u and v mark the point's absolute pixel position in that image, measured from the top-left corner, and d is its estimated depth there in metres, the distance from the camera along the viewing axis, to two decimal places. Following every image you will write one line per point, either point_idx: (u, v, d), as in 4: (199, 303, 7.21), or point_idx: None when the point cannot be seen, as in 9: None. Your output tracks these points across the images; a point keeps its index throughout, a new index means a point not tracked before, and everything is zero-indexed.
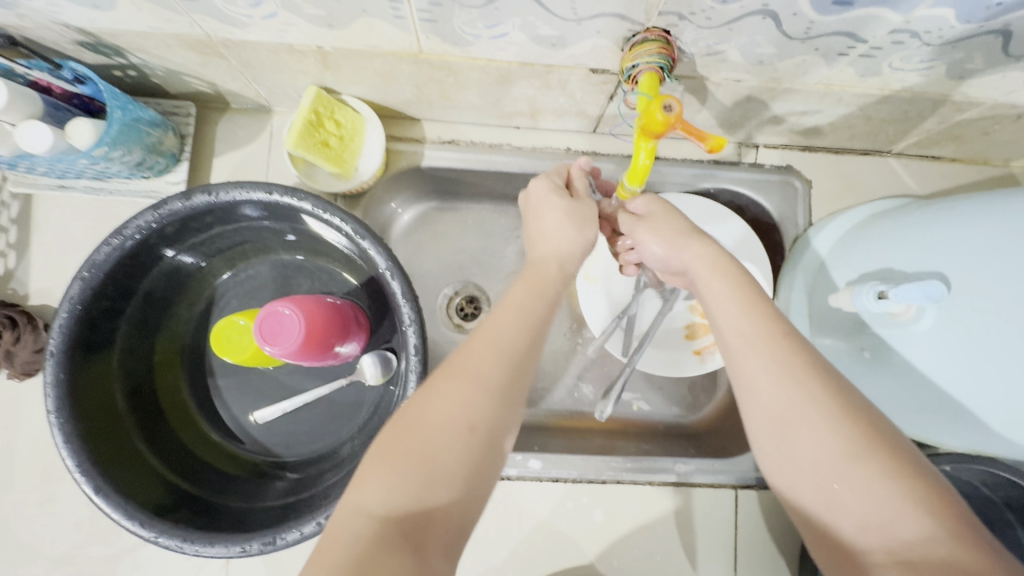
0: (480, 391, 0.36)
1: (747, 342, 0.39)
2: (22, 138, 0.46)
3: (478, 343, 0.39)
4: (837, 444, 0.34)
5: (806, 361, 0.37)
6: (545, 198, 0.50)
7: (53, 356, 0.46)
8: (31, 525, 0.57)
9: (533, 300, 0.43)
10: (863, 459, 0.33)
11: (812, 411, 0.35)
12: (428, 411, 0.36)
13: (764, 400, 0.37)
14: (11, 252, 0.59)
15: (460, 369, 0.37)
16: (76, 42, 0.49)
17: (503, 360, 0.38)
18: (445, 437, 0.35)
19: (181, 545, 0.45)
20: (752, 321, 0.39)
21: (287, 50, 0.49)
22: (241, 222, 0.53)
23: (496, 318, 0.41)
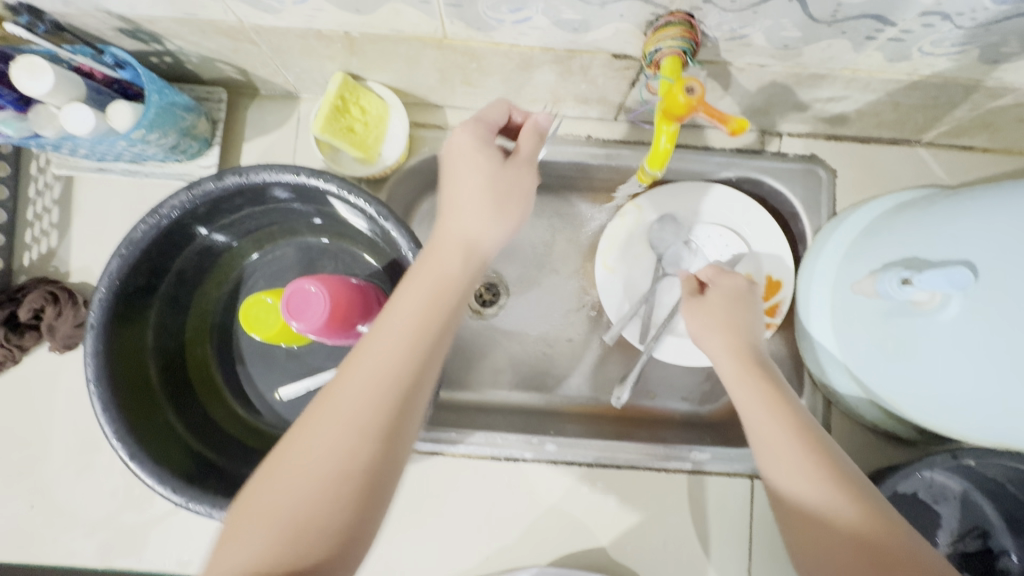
0: (376, 388, 0.38)
1: (777, 440, 0.45)
2: (67, 119, 0.48)
3: (373, 331, 0.41)
4: (861, 553, 0.39)
5: (832, 469, 0.43)
6: (470, 156, 0.48)
7: (93, 328, 0.48)
8: (69, 492, 0.60)
9: (431, 296, 0.42)
10: (884, 569, 0.38)
11: (828, 509, 0.41)
12: (316, 421, 0.38)
13: (797, 502, 0.43)
14: (53, 232, 0.62)
15: (355, 359, 0.40)
16: (117, 28, 0.51)
17: (395, 353, 0.40)
18: (326, 446, 0.37)
19: (210, 511, 0.47)
20: (779, 423, 0.45)
21: (315, 35, 0.51)
22: (270, 204, 0.55)
23: (394, 301, 0.42)
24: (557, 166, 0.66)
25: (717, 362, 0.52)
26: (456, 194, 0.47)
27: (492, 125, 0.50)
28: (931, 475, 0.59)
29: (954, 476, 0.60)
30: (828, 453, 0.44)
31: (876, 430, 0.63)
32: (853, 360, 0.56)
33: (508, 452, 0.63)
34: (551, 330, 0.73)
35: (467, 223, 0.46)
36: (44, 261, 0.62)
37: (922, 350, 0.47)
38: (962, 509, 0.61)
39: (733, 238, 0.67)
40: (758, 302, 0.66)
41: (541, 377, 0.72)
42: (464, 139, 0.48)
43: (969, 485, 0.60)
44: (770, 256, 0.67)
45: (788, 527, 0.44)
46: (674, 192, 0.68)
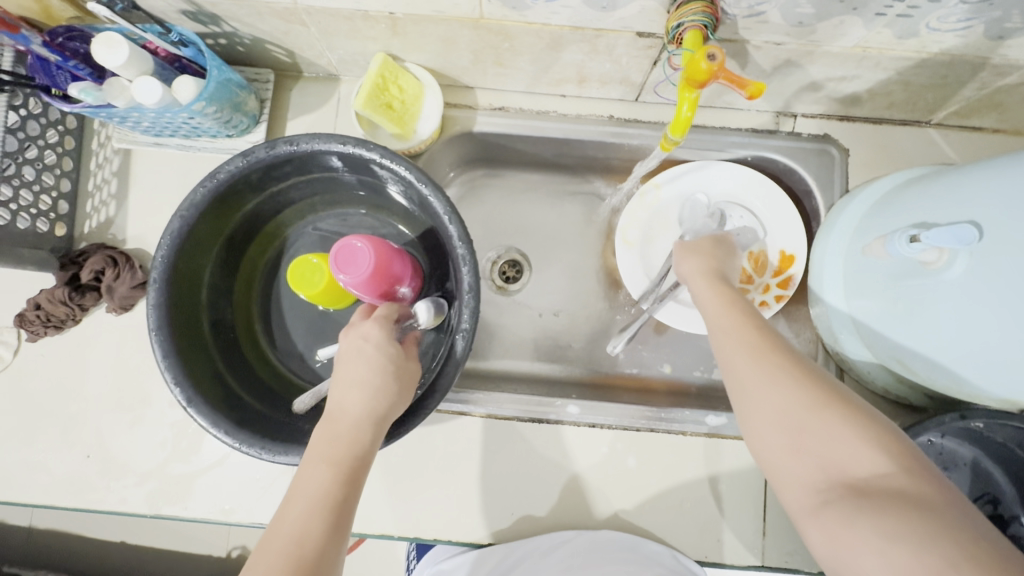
0: (308, 528, 0.39)
1: (725, 325, 0.47)
2: (136, 91, 0.52)
3: (294, 491, 0.41)
4: (801, 397, 0.40)
5: (772, 340, 0.44)
6: (363, 355, 0.48)
7: (156, 282, 0.53)
8: (122, 443, 0.65)
9: (376, 368, 0.47)
10: (824, 409, 0.39)
11: (778, 375, 0.41)
12: (288, 504, 0.41)
13: (738, 368, 0.43)
14: (112, 202, 0.67)
15: (288, 510, 0.40)
16: (181, 10, 0.56)
17: (327, 489, 0.41)
18: (298, 525, 0.39)
19: (259, 452, 0.51)
20: (726, 308, 0.48)
21: (362, 16, 0.55)
22: (315, 173, 0.59)
23: (313, 446, 0.44)
24: (580, 145, 0.70)
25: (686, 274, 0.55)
26: (364, 376, 0.47)
27: (389, 317, 0.52)
28: (942, 440, 0.62)
29: (965, 442, 0.62)
30: (769, 330, 0.45)
31: (889, 397, 0.65)
32: (867, 324, 0.58)
33: (534, 410, 0.66)
34: (572, 303, 0.76)
35: (353, 374, 0.47)
36: (103, 228, 0.67)
37: (930, 307, 0.49)
38: (973, 477, 0.63)
39: (749, 216, 0.70)
40: (772, 275, 0.69)
41: (561, 349, 0.75)
42: (367, 329, 0.50)
43: (979, 452, 0.63)
44: (785, 232, 0.70)
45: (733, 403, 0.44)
46: (692, 171, 0.71)
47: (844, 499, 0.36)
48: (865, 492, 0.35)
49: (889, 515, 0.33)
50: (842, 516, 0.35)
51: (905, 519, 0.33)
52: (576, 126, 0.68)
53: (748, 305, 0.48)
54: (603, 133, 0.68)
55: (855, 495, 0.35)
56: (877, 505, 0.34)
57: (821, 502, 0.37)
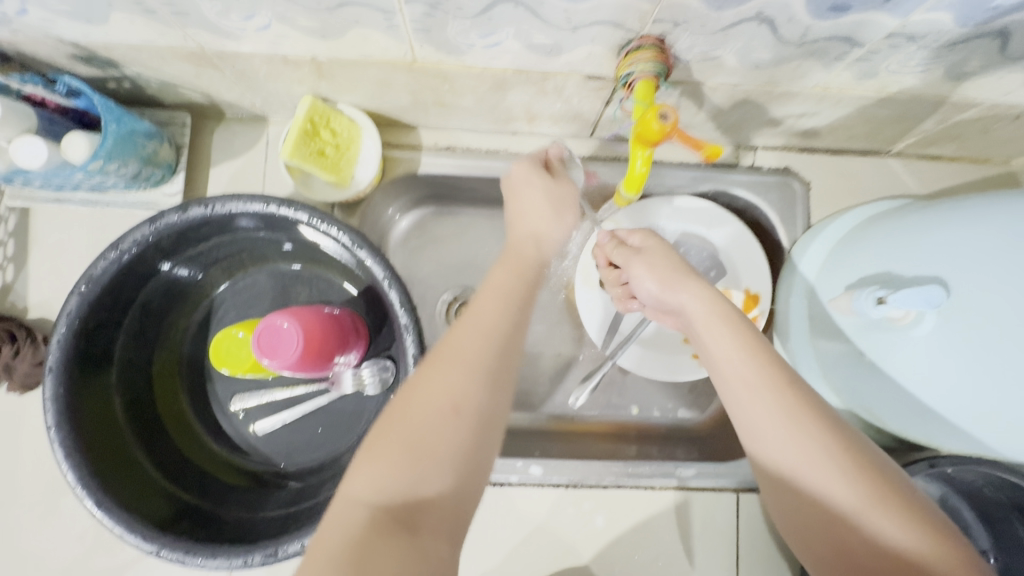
0: (459, 372, 0.38)
1: (754, 388, 0.40)
2: (17, 153, 0.46)
3: (447, 340, 0.40)
4: (850, 496, 0.36)
5: (812, 407, 0.39)
6: (528, 186, 0.52)
7: (52, 371, 0.46)
8: (34, 539, 0.57)
9: (515, 281, 0.45)
10: (876, 509, 0.35)
11: (825, 463, 0.37)
12: (413, 394, 0.37)
13: (780, 450, 0.38)
14: (9, 266, 0.60)
15: (446, 351, 0.39)
16: (70, 55, 0.49)
17: (483, 343, 0.40)
18: (432, 417, 0.36)
19: (183, 558, 0.45)
20: (755, 365, 0.40)
21: (280, 60, 0.49)
22: (238, 233, 0.53)
23: (476, 306, 0.42)
24: None
25: (681, 304, 0.45)
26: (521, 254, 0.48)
27: (539, 157, 0.54)
28: (912, 480, 0.60)
29: (934, 481, 0.61)
30: (808, 394, 0.39)
31: None
32: (836, 370, 0.55)
33: (493, 477, 0.62)
34: (533, 348, 0.72)
35: (533, 223, 0.51)
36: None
37: (897, 364, 0.47)
38: (940, 514, 0.62)
39: (711, 255, 0.68)
40: None
41: (524, 397, 0.71)
42: (525, 171, 0.53)
43: (947, 489, 0.62)
44: (749, 269, 0.67)
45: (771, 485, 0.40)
46: (653, 207, 0.68)
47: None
48: None
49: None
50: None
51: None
52: None
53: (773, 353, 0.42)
54: None
55: None
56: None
57: None
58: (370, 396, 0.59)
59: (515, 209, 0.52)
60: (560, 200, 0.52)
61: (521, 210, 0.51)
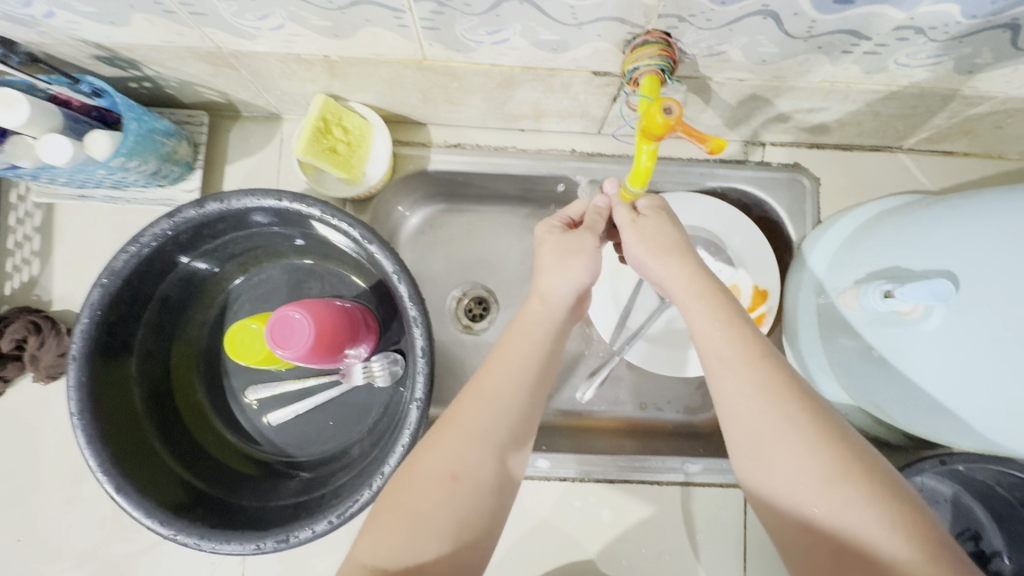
0: (461, 439, 0.40)
1: (725, 363, 0.41)
2: (43, 151, 0.47)
3: (453, 407, 0.42)
4: (814, 468, 0.36)
5: (783, 379, 0.39)
6: (554, 244, 0.50)
7: (75, 360, 0.48)
8: (56, 524, 0.59)
9: (531, 344, 0.45)
10: (840, 485, 0.35)
11: (790, 434, 0.37)
12: (415, 462, 0.40)
13: (745, 424, 0.39)
14: (35, 260, 0.62)
15: (451, 420, 0.41)
16: (94, 56, 0.51)
17: (488, 409, 0.41)
18: (428, 486, 0.38)
19: (198, 543, 0.47)
20: (727, 341, 0.41)
21: (294, 59, 0.51)
22: (252, 229, 0.55)
23: (483, 371, 0.44)
24: (542, 180, 0.67)
25: (665, 275, 0.48)
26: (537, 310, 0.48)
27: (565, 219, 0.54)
28: (921, 478, 0.60)
29: (945, 479, 0.61)
30: (788, 375, 0.40)
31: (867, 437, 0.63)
32: (844, 368, 0.55)
33: None
34: None
35: (552, 281, 0.49)
36: (26, 289, 0.61)
37: (906, 359, 0.47)
38: (954, 513, 0.62)
39: (719, 251, 0.68)
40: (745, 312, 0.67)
41: None
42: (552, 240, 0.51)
43: (959, 487, 0.61)
44: (758, 266, 0.67)
45: (740, 467, 0.40)
46: (660, 203, 0.68)
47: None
48: None
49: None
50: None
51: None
52: (536, 163, 0.64)
53: (751, 327, 0.43)
54: (565, 168, 0.64)
55: None
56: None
57: None
58: (379, 389, 0.60)
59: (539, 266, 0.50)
60: (578, 248, 0.49)
61: (545, 265, 0.50)
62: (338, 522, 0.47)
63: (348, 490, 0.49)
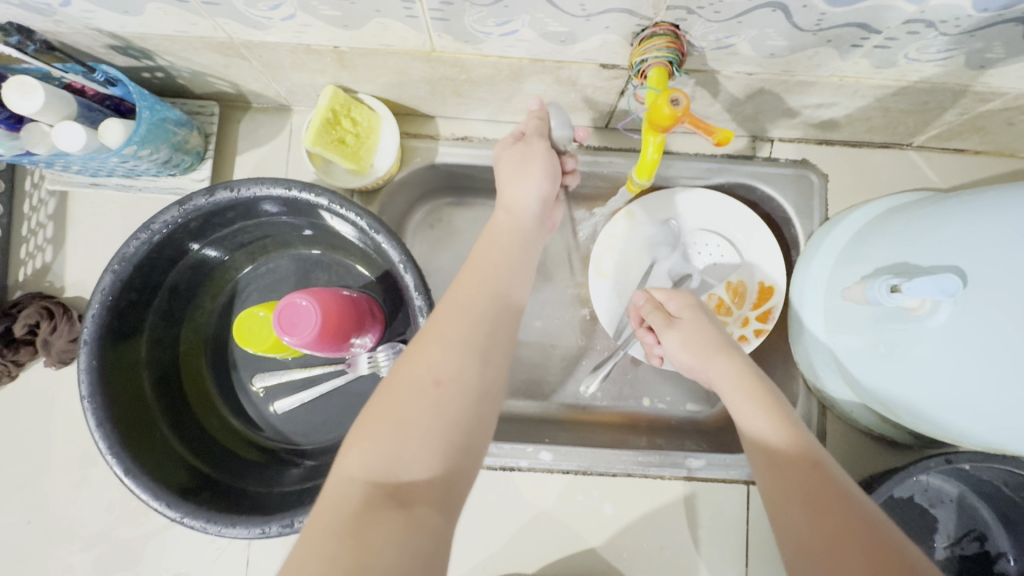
0: (442, 347, 0.40)
1: (765, 437, 0.42)
2: (58, 138, 0.48)
3: (431, 320, 0.42)
4: (859, 555, 0.35)
5: (816, 453, 0.41)
6: (515, 157, 0.52)
7: (86, 344, 0.48)
8: (66, 507, 0.60)
9: (498, 260, 0.47)
10: (887, 575, 0.34)
11: (832, 513, 0.37)
12: (398, 373, 0.40)
13: (790, 500, 0.39)
14: (48, 248, 0.63)
15: (429, 330, 0.41)
16: (108, 45, 0.51)
17: (464, 318, 0.42)
18: (414, 395, 0.38)
19: (205, 526, 0.47)
20: (747, 399, 0.45)
21: (304, 50, 0.51)
22: (262, 218, 0.55)
23: (455, 287, 0.45)
24: None
25: (710, 376, 0.49)
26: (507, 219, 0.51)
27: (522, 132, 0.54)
28: (926, 477, 0.60)
29: (951, 478, 0.61)
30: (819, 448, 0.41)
31: (871, 433, 0.63)
32: (849, 366, 0.55)
33: (503, 461, 0.63)
34: (546, 338, 0.73)
35: (513, 191, 0.52)
36: (39, 276, 0.62)
37: (912, 355, 0.47)
38: (959, 513, 0.62)
39: (723, 248, 0.68)
40: (750, 308, 0.67)
41: (536, 385, 0.72)
42: (511, 156, 0.53)
43: (965, 487, 0.61)
44: (764, 262, 0.67)
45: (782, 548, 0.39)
46: (666, 198, 0.68)
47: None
48: None
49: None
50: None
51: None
52: None
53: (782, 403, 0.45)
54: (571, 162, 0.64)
55: None
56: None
57: None
58: (384, 379, 0.61)
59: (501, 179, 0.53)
60: (531, 157, 0.52)
61: (504, 176, 0.53)
62: None
63: None
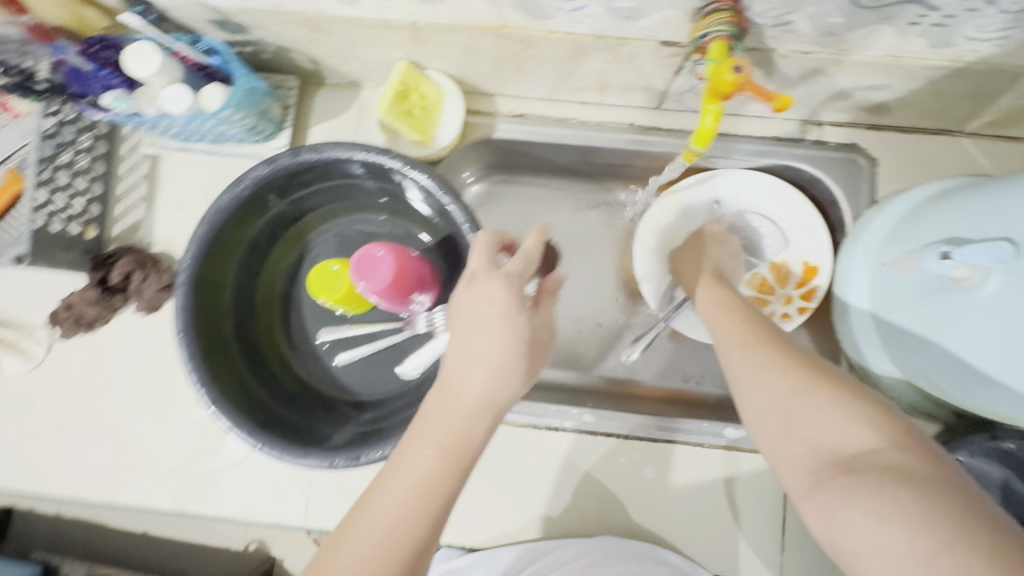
0: (401, 508, 0.37)
1: (717, 313, 0.50)
2: (165, 101, 0.54)
3: (396, 461, 0.40)
4: (785, 383, 0.40)
5: (751, 317, 0.48)
6: (479, 306, 0.45)
7: (182, 286, 0.54)
8: (147, 442, 0.66)
9: (485, 384, 0.42)
10: (807, 394, 0.39)
11: (755, 354, 0.44)
12: (356, 528, 0.37)
13: (727, 352, 0.46)
14: (140, 206, 0.69)
15: (386, 483, 0.39)
16: (209, 20, 0.57)
17: (429, 469, 0.39)
18: (362, 554, 0.36)
19: (280, 456, 0.52)
20: (721, 309, 0.50)
21: (385, 25, 0.56)
22: (337, 180, 0.60)
23: (422, 425, 0.41)
24: (600, 151, 0.70)
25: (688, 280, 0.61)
26: (489, 352, 0.43)
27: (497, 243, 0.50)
28: (969, 458, 0.59)
29: (995, 462, 0.59)
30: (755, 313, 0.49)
31: (913, 413, 0.64)
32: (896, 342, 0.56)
33: (547, 422, 0.66)
34: (589, 311, 0.75)
35: (466, 331, 0.44)
36: (132, 231, 0.68)
37: (960, 326, 0.48)
38: (1005, 500, 0.60)
39: (767, 228, 0.70)
40: (795, 287, 0.68)
41: (579, 357, 0.75)
42: (494, 295, 0.45)
43: (1009, 472, 0.60)
44: (809, 243, 0.68)
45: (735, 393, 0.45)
46: (712, 179, 0.70)
47: (835, 479, 0.36)
48: (852, 471, 0.35)
49: (903, 522, 0.31)
50: (834, 498, 0.35)
51: (919, 516, 0.31)
52: (596, 134, 0.68)
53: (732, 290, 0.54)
54: (623, 140, 0.67)
55: (844, 471, 0.35)
56: (870, 483, 0.34)
57: (816, 482, 0.37)
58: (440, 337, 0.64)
59: (461, 309, 0.46)
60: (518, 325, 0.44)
61: (463, 310, 0.45)
62: None
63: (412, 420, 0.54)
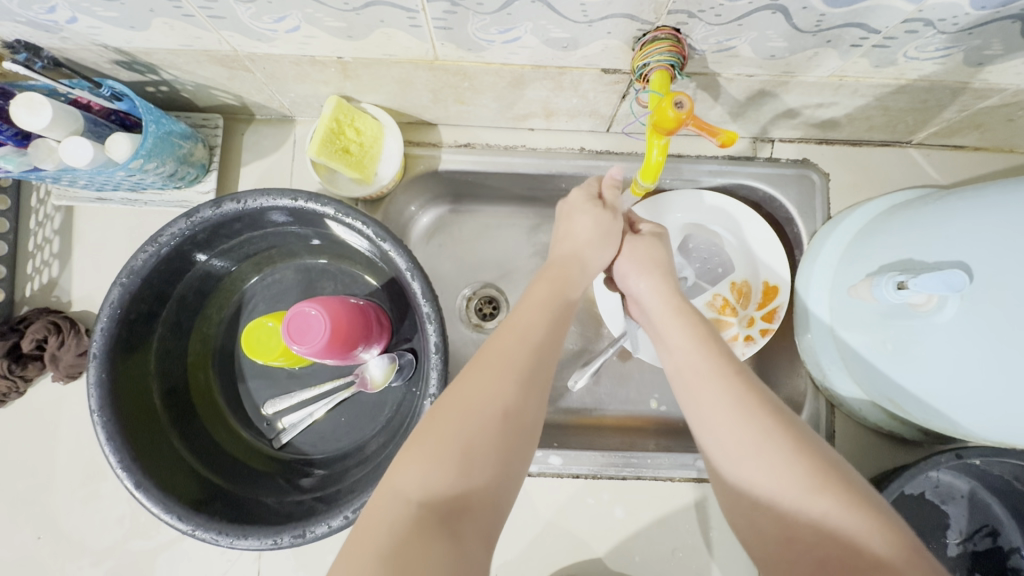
0: (506, 378, 0.40)
1: (696, 365, 0.43)
2: (66, 153, 0.48)
3: (494, 345, 0.43)
4: (793, 479, 0.36)
5: (739, 374, 0.42)
6: (582, 209, 0.55)
7: (94, 357, 0.48)
8: (76, 520, 0.60)
9: (552, 294, 0.48)
10: (821, 493, 0.35)
11: (755, 434, 0.38)
12: (464, 393, 0.39)
13: (716, 424, 0.40)
14: (54, 262, 0.63)
15: (482, 361, 0.41)
16: (113, 61, 0.52)
17: (528, 346, 0.43)
18: (483, 416, 0.38)
19: (216, 538, 0.47)
20: (704, 356, 0.43)
21: (309, 61, 0.52)
22: (268, 228, 0.56)
23: (521, 311, 0.46)
24: (551, 178, 0.67)
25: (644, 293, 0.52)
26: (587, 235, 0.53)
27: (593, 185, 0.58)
28: (939, 473, 0.59)
29: (962, 474, 0.60)
30: (741, 369, 0.42)
31: (878, 431, 0.63)
32: (862, 363, 0.54)
33: None
34: None
35: (579, 246, 0.53)
36: (46, 291, 0.62)
37: (921, 352, 0.46)
38: (971, 511, 0.61)
39: (721, 250, 0.70)
40: (757, 308, 0.66)
41: None
42: (577, 195, 0.56)
43: (976, 483, 0.61)
44: (768, 262, 0.67)
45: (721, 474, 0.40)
46: (667, 200, 0.68)
47: None
48: None
49: None
50: None
51: None
52: (546, 161, 0.65)
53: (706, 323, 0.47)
54: (573, 166, 0.65)
55: None
56: None
57: None
58: (391, 387, 0.61)
59: (565, 228, 0.55)
60: (608, 229, 0.54)
61: (570, 229, 0.55)
62: (353, 518, 0.46)
63: (363, 486, 0.50)
